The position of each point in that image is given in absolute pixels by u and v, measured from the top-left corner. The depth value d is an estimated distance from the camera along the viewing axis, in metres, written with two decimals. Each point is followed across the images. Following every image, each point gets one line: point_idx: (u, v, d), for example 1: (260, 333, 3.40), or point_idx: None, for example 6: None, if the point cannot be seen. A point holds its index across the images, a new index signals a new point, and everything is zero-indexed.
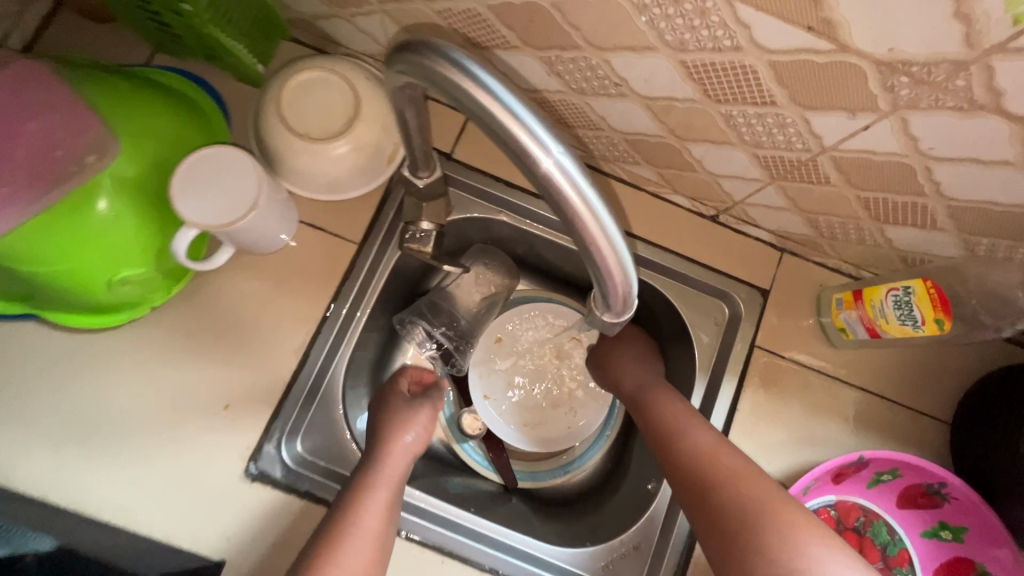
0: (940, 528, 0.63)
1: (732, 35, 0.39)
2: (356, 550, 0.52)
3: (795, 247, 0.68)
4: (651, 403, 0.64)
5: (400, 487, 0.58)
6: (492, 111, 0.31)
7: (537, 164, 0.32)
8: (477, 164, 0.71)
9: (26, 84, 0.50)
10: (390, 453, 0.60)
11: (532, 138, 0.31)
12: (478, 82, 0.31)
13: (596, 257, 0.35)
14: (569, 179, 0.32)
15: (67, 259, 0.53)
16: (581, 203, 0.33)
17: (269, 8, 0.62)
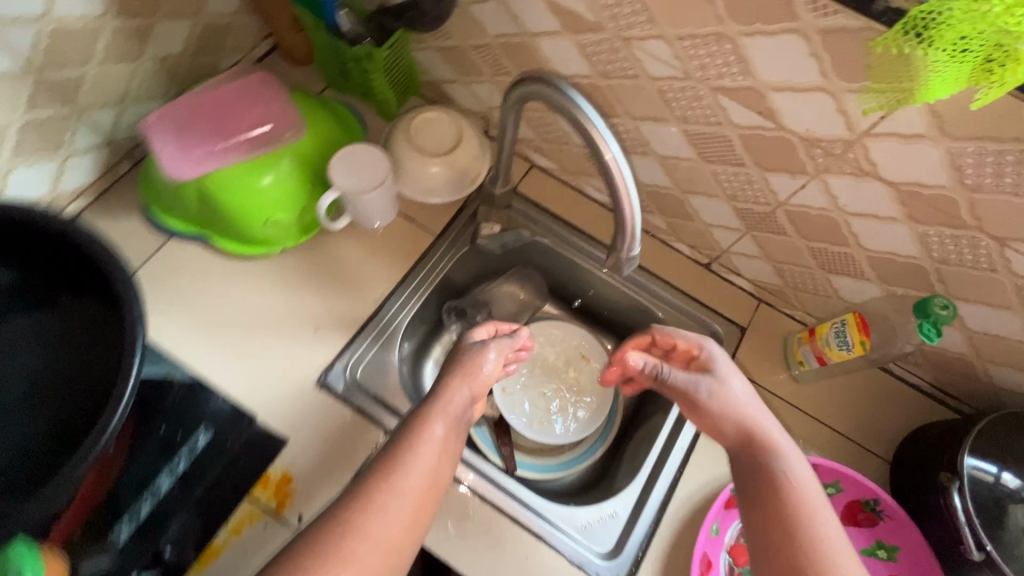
0: (877, 546, 0.72)
1: (716, 115, 0.63)
2: (416, 467, 0.60)
3: (770, 297, 0.86)
4: (768, 460, 0.61)
5: (455, 423, 0.66)
6: (567, 106, 0.53)
7: (600, 150, 0.52)
8: (533, 198, 0.92)
9: (263, 88, 0.80)
10: (449, 394, 0.67)
11: (589, 123, 0.52)
12: (577, 104, 0.52)
13: (619, 201, 0.54)
14: (613, 161, 0.52)
15: (246, 195, 0.76)
16: (612, 161, 0.52)
17: (415, 71, 0.91)
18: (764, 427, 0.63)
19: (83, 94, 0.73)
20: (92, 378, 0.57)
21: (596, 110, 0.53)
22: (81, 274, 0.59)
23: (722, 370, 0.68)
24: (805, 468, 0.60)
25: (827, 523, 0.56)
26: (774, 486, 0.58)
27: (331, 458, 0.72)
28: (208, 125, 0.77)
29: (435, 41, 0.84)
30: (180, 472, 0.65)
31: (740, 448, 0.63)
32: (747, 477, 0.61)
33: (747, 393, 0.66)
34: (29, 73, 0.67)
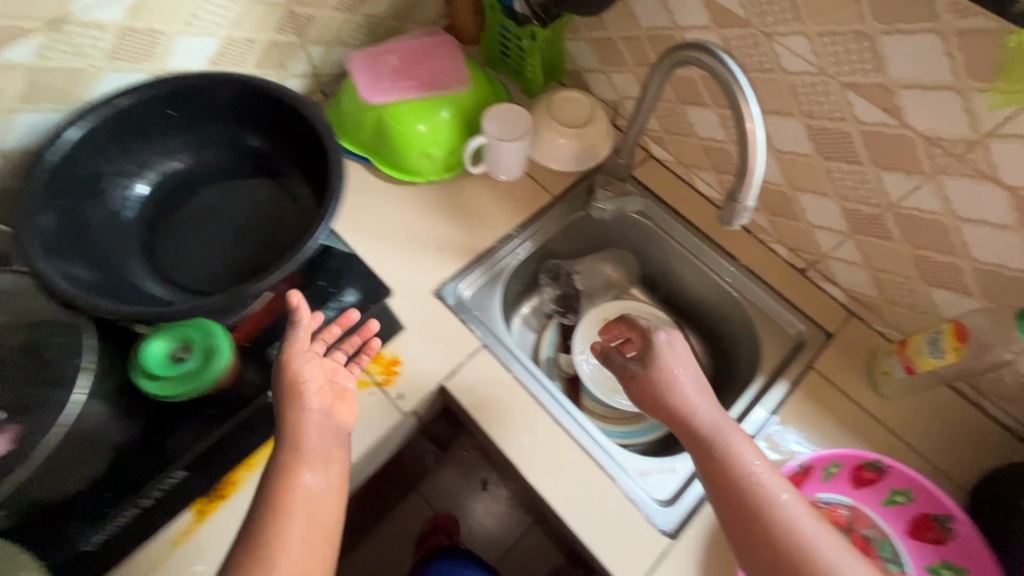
0: (941, 566, 0.71)
1: (842, 111, 0.70)
2: (294, 528, 0.55)
3: (862, 312, 0.88)
4: (730, 462, 0.61)
5: (316, 452, 0.59)
6: (716, 66, 0.61)
7: (741, 104, 0.59)
8: (646, 183, 1.00)
9: (443, 47, 0.96)
10: (300, 425, 0.59)
11: (734, 79, 0.60)
12: (727, 67, 0.60)
13: (746, 154, 0.60)
14: (752, 132, 0.59)
15: (409, 128, 0.90)
16: (749, 116, 0.59)
17: (563, 58, 1.04)
18: (721, 428, 0.64)
19: (308, 30, 0.92)
20: (287, 233, 0.72)
21: (745, 78, 0.60)
22: (301, 158, 0.75)
23: (672, 363, 0.69)
24: (763, 463, 0.62)
25: (803, 519, 0.58)
26: (739, 490, 0.60)
27: (433, 355, 0.82)
28: (395, 70, 0.94)
29: (589, 32, 0.97)
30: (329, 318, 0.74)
31: (697, 448, 0.64)
32: (708, 478, 0.62)
33: (694, 385, 0.67)
34: (283, 4, 0.85)
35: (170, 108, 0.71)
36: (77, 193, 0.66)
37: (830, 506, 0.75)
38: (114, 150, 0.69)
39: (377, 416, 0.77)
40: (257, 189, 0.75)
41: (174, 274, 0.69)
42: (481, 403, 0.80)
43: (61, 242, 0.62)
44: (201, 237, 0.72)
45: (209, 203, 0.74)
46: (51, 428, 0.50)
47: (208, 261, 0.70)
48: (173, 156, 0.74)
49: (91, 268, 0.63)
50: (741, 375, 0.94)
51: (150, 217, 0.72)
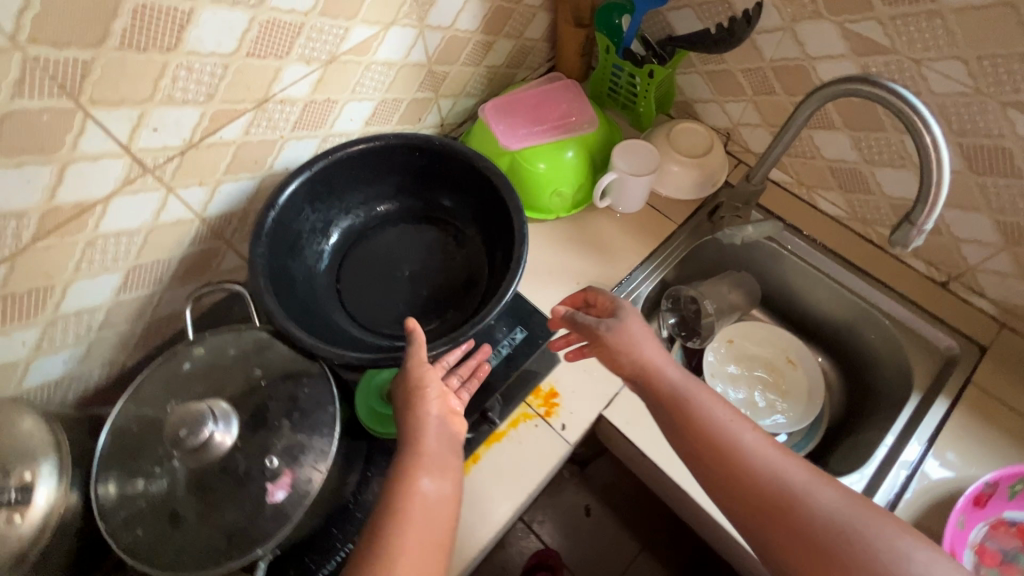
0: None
1: (1001, 128, 0.72)
2: (410, 530, 0.57)
3: (1015, 323, 0.87)
4: (699, 409, 0.65)
5: (435, 456, 0.62)
6: (885, 96, 0.64)
7: (920, 132, 0.61)
8: (769, 207, 1.02)
9: (568, 91, 1.02)
10: (421, 429, 0.63)
11: (909, 106, 0.62)
12: (900, 95, 0.63)
13: (930, 177, 0.61)
14: (937, 159, 0.61)
15: (543, 171, 0.95)
16: (930, 141, 0.61)
17: (673, 91, 1.08)
18: (685, 384, 0.68)
19: (441, 85, 0.98)
20: (463, 292, 0.80)
21: (918, 102, 0.63)
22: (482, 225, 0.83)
23: (630, 321, 0.73)
24: (724, 410, 0.65)
25: (771, 455, 0.61)
26: (714, 438, 0.63)
27: (589, 386, 0.85)
28: (524, 116, 0.99)
29: (705, 66, 1.01)
30: (503, 355, 0.86)
31: (669, 407, 0.67)
32: (683, 433, 0.65)
33: (653, 342, 0.72)
34: (426, 65, 0.92)
35: (384, 165, 0.83)
36: (298, 233, 0.77)
37: (1019, 525, 0.74)
38: (328, 198, 0.81)
39: (545, 447, 0.80)
40: (437, 244, 0.84)
41: (359, 316, 0.77)
42: (642, 431, 0.82)
43: (280, 276, 0.73)
44: (381, 283, 0.81)
45: (391, 250, 0.84)
46: (315, 471, 0.55)
47: (387, 307, 0.78)
48: (375, 204, 0.86)
49: (298, 303, 0.73)
50: (886, 392, 0.94)
51: (340, 258, 0.82)
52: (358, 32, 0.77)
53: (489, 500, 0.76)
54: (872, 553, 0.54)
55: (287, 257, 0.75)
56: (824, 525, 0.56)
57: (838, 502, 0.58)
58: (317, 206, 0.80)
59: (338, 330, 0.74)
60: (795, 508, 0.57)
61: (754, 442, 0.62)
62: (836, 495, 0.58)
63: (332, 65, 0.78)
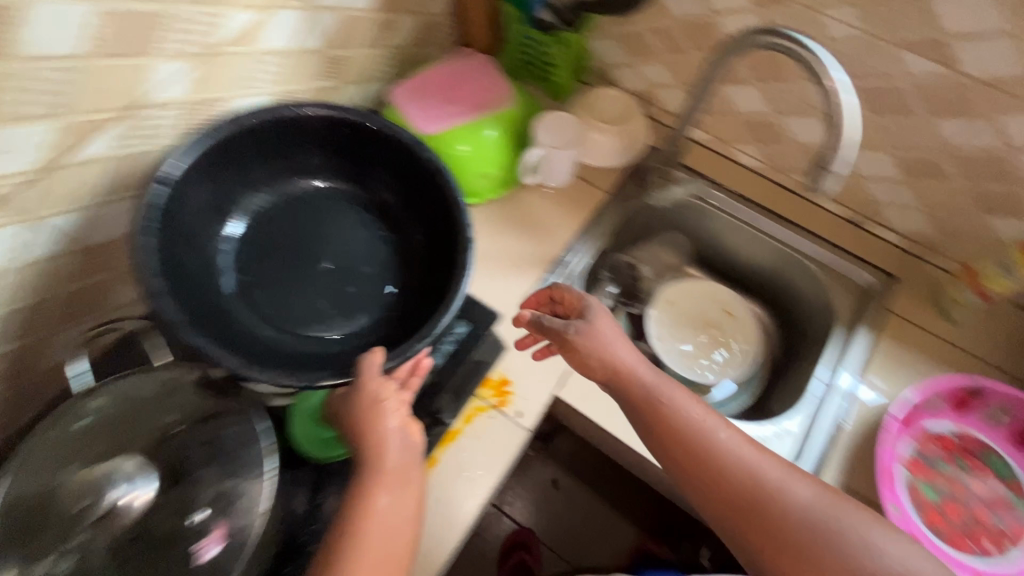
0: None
1: (895, 69, 0.75)
2: (368, 552, 0.54)
3: (919, 251, 0.94)
4: (672, 411, 0.64)
5: (399, 474, 0.58)
6: (790, 46, 0.65)
7: (825, 77, 0.63)
8: (693, 166, 1.04)
9: (482, 69, 0.98)
10: (380, 448, 0.58)
11: (813, 55, 0.63)
12: (804, 44, 0.64)
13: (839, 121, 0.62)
14: (843, 104, 0.62)
15: (465, 152, 0.91)
16: (836, 86, 0.62)
17: (587, 58, 1.06)
18: (658, 384, 0.66)
19: (343, 71, 0.91)
20: (390, 287, 0.78)
21: (821, 49, 0.64)
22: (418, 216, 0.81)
23: (600, 322, 0.71)
24: (698, 408, 0.65)
25: (746, 452, 0.61)
26: (688, 439, 0.62)
27: (539, 370, 0.84)
28: (439, 98, 0.94)
29: (615, 28, 0.99)
30: (448, 351, 0.83)
31: (642, 408, 0.66)
32: (658, 434, 0.64)
33: (623, 342, 0.70)
34: (322, 50, 0.84)
35: (304, 139, 0.77)
36: (199, 217, 0.71)
37: (940, 435, 0.80)
38: (235, 176, 0.75)
39: (502, 437, 0.78)
40: (360, 230, 0.81)
41: (270, 311, 0.73)
42: (597, 408, 0.82)
43: (178, 266, 0.67)
44: (293, 271, 0.76)
45: (308, 233, 0.79)
46: (253, 516, 0.51)
47: (304, 300, 0.75)
48: (292, 181, 0.81)
49: (198, 296, 0.67)
50: (816, 331, 0.98)
51: (246, 242, 0.77)
52: (237, 18, 0.68)
53: (451, 499, 0.74)
54: (848, 546, 0.56)
55: (185, 245, 0.69)
56: (801, 516, 0.57)
57: (805, 493, 0.59)
58: (222, 187, 0.73)
59: (246, 329, 0.70)
60: (772, 506, 0.58)
61: (729, 439, 0.62)
62: (810, 489, 0.59)
63: (212, 59, 0.69)
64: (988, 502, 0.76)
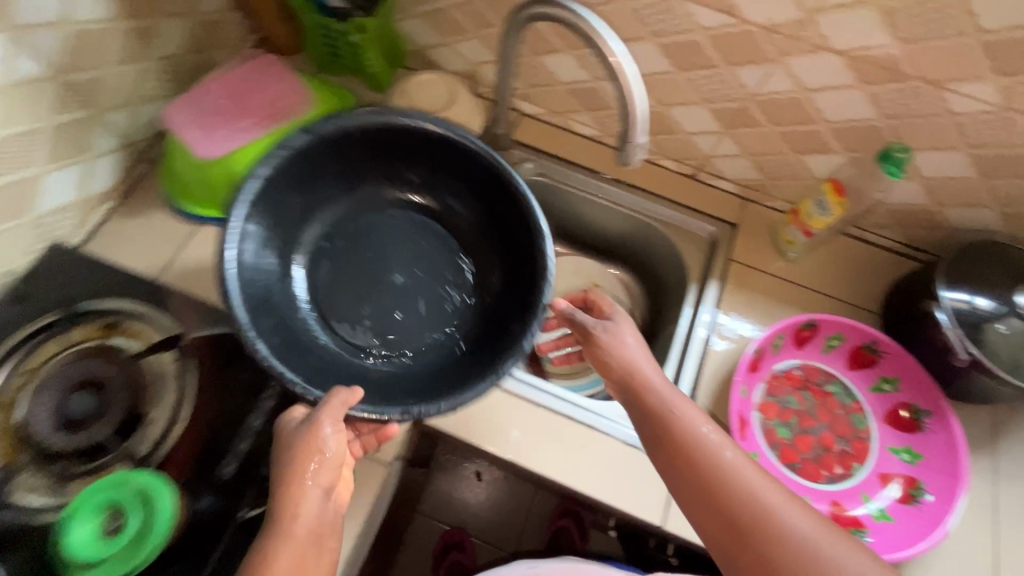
0: (914, 409, 0.81)
1: (685, 23, 0.73)
2: None
3: (753, 195, 0.96)
4: (681, 429, 0.62)
5: (315, 534, 0.54)
6: (565, 14, 0.60)
7: (607, 53, 0.59)
8: (531, 142, 0.99)
9: (270, 70, 0.86)
10: (297, 499, 0.55)
11: (587, 24, 0.59)
12: (576, 12, 0.59)
13: (626, 91, 0.60)
14: (625, 73, 0.59)
15: None
16: (614, 54, 0.59)
17: (399, 42, 0.97)
18: (671, 399, 0.64)
19: (103, 97, 0.78)
20: (450, 345, 0.75)
21: (596, 16, 0.60)
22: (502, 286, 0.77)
23: (628, 331, 0.71)
24: (710, 427, 0.62)
25: (751, 474, 0.58)
26: (690, 457, 0.60)
27: None
28: (224, 112, 0.82)
29: (418, 8, 0.92)
30: (267, 411, 0.67)
31: (648, 418, 0.64)
32: (665, 447, 0.62)
33: (642, 355, 0.69)
34: (54, 78, 0.69)
35: (438, 163, 0.77)
36: (296, 196, 0.72)
37: (788, 373, 0.84)
38: (357, 164, 0.76)
39: (363, 478, 0.73)
40: (445, 268, 0.80)
41: (332, 308, 0.75)
42: (463, 419, 0.78)
43: (269, 226, 0.69)
44: (352, 271, 0.77)
45: (390, 244, 0.79)
46: None
47: (356, 301, 0.76)
48: (405, 195, 0.81)
49: (268, 266, 0.70)
50: (673, 288, 1.00)
51: (331, 233, 0.78)
52: None
53: None
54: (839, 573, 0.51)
55: (275, 219, 0.70)
56: (798, 545, 0.53)
57: (807, 526, 0.54)
58: (333, 172, 0.74)
59: (294, 316, 0.72)
60: (761, 529, 0.55)
61: (733, 459, 0.59)
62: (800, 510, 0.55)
63: None
64: (834, 427, 0.82)
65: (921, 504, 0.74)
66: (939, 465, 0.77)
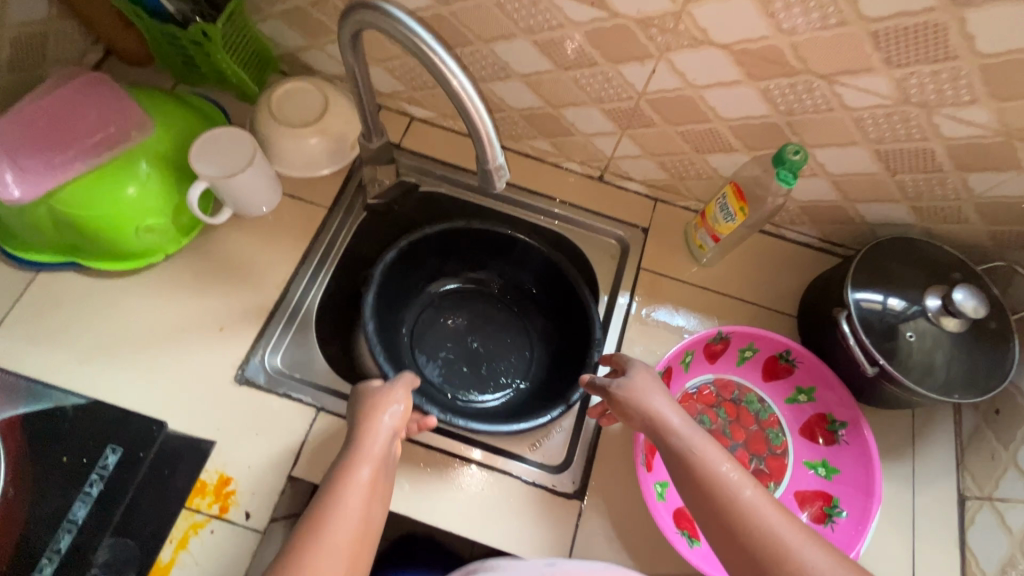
0: (829, 422, 0.76)
1: (555, 18, 0.65)
2: (343, 519, 0.55)
3: (663, 196, 0.88)
4: (699, 465, 0.57)
5: (384, 464, 0.61)
6: (393, 21, 0.52)
7: (448, 81, 0.51)
8: (421, 150, 0.90)
9: (96, 88, 0.75)
10: (371, 434, 0.62)
11: (415, 35, 0.51)
12: (400, 22, 0.51)
13: (469, 114, 0.52)
14: (464, 93, 0.51)
15: (102, 207, 0.72)
16: (446, 69, 0.51)
17: (263, 45, 0.86)
18: (691, 439, 0.59)
19: None
20: (502, 395, 0.90)
21: (425, 27, 0.52)
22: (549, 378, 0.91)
23: (642, 377, 0.65)
24: (732, 465, 0.57)
25: (773, 515, 0.53)
26: (711, 498, 0.55)
27: (266, 451, 0.71)
28: (40, 142, 0.71)
29: (274, 6, 0.81)
30: (95, 497, 0.65)
31: (668, 459, 0.59)
32: (682, 487, 0.57)
33: (659, 396, 0.63)
34: None
35: (519, 262, 0.92)
36: (429, 255, 0.92)
37: (700, 390, 0.79)
38: (480, 256, 0.94)
39: (230, 552, 0.66)
40: (515, 342, 0.94)
41: (428, 351, 0.92)
42: None
43: (400, 268, 0.89)
44: (445, 323, 0.95)
45: (478, 314, 0.96)
46: None
47: (436, 346, 0.93)
48: (493, 278, 0.97)
49: (388, 298, 0.89)
50: None
51: (440, 294, 0.97)
52: None
53: None
54: None
55: (404, 263, 0.89)
56: None
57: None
58: (459, 254, 0.94)
59: (396, 340, 0.90)
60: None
61: (754, 499, 0.54)
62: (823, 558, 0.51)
63: None
64: (748, 444, 0.77)
65: (835, 524, 0.71)
66: (853, 481, 0.72)
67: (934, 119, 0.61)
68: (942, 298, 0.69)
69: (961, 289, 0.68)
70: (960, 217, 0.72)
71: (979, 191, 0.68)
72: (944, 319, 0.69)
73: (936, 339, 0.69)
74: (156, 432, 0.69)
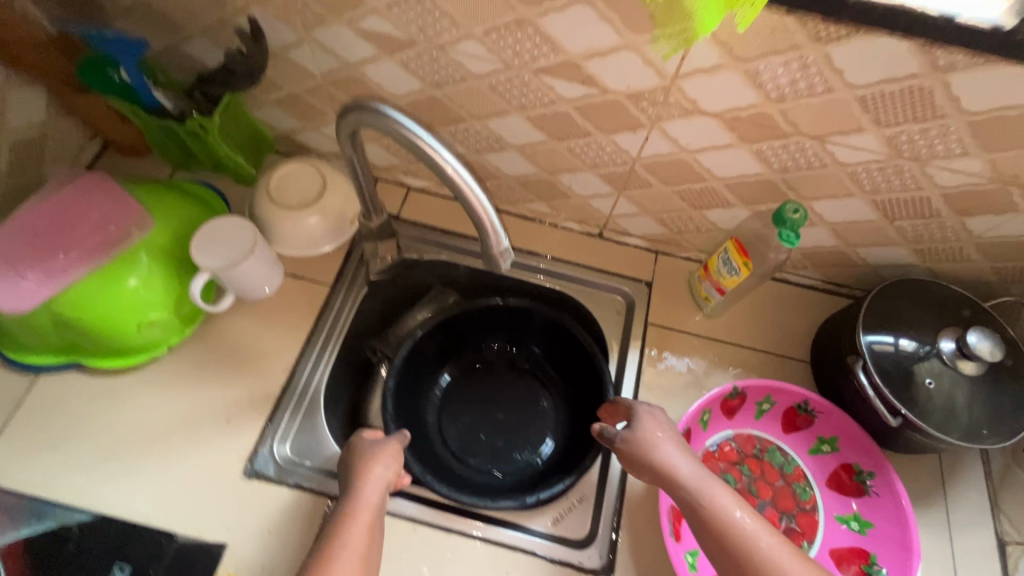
0: (856, 472, 0.74)
1: (547, 95, 0.66)
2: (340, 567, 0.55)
3: (664, 248, 0.88)
4: (716, 515, 0.56)
5: (379, 513, 0.61)
6: (389, 120, 0.53)
7: (441, 166, 0.52)
8: (419, 220, 0.91)
9: (95, 188, 0.76)
10: (363, 484, 0.62)
11: (409, 132, 0.52)
12: (397, 121, 0.52)
13: (468, 200, 0.52)
14: (458, 176, 0.51)
15: (102, 307, 0.71)
16: (445, 161, 0.51)
17: (258, 127, 0.87)
18: (705, 484, 0.59)
19: None
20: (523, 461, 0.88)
21: (420, 123, 0.53)
22: (569, 442, 0.88)
23: (652, 425, 0.64)
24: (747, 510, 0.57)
25: (791, 562, 0.54)
26: (726, 543, 0.55)
27: (279, 549, 0.68)
28: (41, 247, 0.71)
29: (269, 95, 0.82)
30: None
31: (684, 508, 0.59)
32: (700, 535, 0.57)
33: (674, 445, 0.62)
34: None
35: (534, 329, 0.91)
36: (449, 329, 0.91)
37: (720, 448, 0.77)
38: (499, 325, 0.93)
39: None
40: (535, 406, 0.92)
41: (450, 420, 0.91)
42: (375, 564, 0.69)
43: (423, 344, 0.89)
44: (467, 391, 0.94)
45: (498, 381, 0.94)
46: None
47: (459, 410, 0.92)
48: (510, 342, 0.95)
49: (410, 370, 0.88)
50: None
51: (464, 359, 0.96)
52: None
53: None
54: None
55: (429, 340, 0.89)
56: None
57: None
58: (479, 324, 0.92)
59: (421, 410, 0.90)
60: None
61: (773, 549, 0.54)
62: None
63: None
64: (776, 502, 0.75)
65: None
66: (889, 537, 0.70)
67: (928, 170, 0.62)
68: (956, 340, 0.69)
69: (974, 331, 0.67)
70: (963, 256, 0.72)
71: (978, 233, 0.68)
72: (961, 363, 0.68)
73: (955, 381, 0.68)
74: (167, 545, 0.67)
